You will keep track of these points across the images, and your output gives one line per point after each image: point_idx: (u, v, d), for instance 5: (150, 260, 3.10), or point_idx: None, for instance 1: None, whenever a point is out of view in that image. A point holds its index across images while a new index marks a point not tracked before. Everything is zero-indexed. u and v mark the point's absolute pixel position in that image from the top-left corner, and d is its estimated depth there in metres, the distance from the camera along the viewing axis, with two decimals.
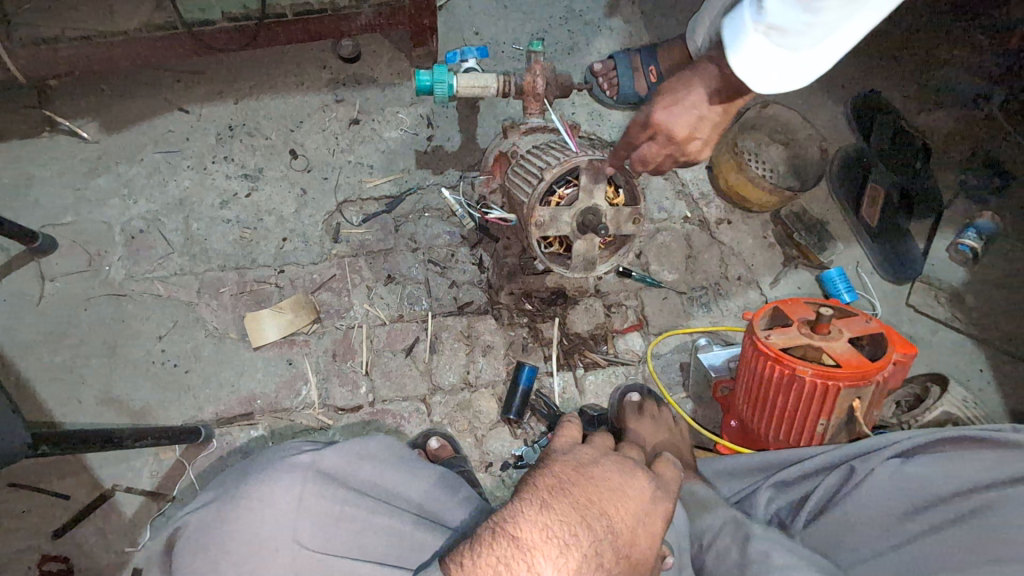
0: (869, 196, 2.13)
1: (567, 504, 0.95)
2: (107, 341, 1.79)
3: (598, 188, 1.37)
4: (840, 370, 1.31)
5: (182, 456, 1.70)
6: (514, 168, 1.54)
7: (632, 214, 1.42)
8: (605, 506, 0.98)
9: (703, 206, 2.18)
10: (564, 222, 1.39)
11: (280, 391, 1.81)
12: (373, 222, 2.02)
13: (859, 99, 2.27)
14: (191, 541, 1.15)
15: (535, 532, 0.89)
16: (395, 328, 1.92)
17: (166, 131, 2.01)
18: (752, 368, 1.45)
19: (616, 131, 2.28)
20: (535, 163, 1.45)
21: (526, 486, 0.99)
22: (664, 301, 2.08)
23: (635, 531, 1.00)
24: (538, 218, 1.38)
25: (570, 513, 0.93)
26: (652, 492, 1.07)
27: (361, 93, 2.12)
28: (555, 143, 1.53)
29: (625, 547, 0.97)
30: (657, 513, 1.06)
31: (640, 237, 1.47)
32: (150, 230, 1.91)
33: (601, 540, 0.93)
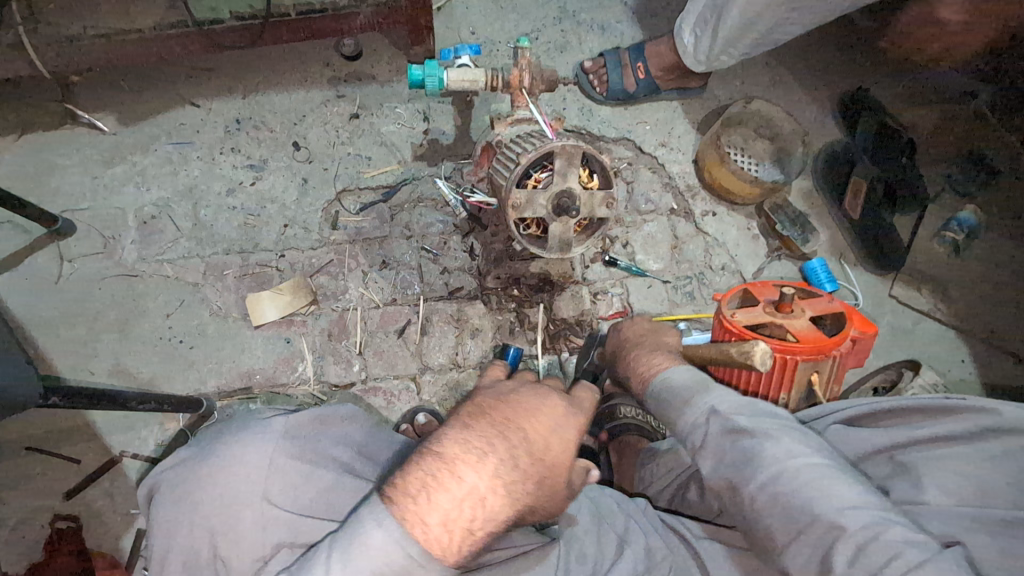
0: (852, 189, 2.19)
1: (486, 423, 1.09)
2: (119, 318, 1.91)
3: (571, 171, 1.44)
4: (799, 345, 1.37)
5: (184, 426, 1.81)
6: (497, 156, 1.63)
7: (605, 197, 1.49)
8: (521, 422, 1.11)
9: (689, 199, 2.26)
10: (540, 204, 1.46)
11: (277, 368, 1.91)
12: (370, 210, 2.13)
13: (846, 96, 2.35)
14: (171, 491, 1.25)
15: (453, 446, 1.02)
16: (389, 311, 2.02)
17: (179, 124, 2.15)
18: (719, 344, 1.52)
19: (605, 126, 2.35)
20: (515, 150, 1.54)
21: (454, 413, 1.14)
22: (649, 289, 2.16)
23: (547, 445, 1.12)
24: (514, 199, 1.46)
25: (478, 434, 1.06)
26: (565, 408, 1.19)
27: (362, 89, 2.25)
28: (535, 132, 1.61)
29: (540, 454, 1.10)
30: (568, 431, 1.18)
31: (614, 221, 1.54)
32: (162, 215, 2.04)
33: (516, 448, 1.06)
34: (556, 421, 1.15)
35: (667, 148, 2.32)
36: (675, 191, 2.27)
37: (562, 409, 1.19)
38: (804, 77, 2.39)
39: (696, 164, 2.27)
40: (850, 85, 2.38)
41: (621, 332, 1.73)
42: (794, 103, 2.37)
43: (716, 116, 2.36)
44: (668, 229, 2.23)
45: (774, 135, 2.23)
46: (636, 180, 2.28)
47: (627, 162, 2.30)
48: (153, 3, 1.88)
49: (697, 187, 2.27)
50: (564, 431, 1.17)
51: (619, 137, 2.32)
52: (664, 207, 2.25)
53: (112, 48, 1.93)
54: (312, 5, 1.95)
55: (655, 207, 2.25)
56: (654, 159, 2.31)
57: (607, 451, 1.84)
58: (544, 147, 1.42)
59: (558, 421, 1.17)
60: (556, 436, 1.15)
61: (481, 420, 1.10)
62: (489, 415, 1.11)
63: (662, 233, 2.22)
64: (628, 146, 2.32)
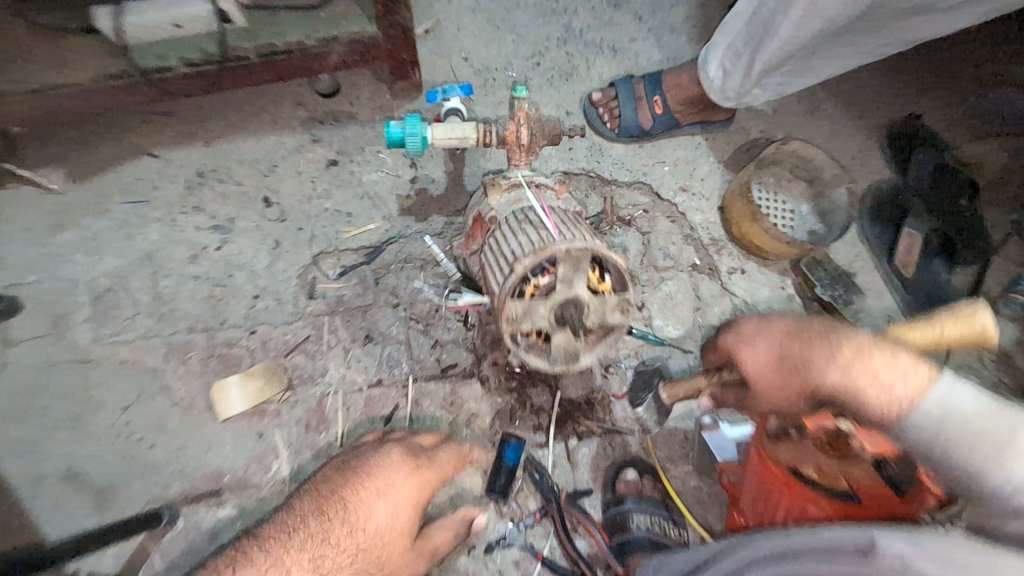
0: (906, 243, 1.92)
1: (307, 509, 1.28)
2: (71, 411, 1.70)
3: (578, 277, 1.19)
4: (863, 505, 1.23)
5: (146, 539, 1.62)
6: (490, 245, 1.37)
7: (619, 302, 1.24)
8: (343, 491, 1.32)
9: (714, 253, 1.98)
10: (540, 315, 1.22)
11: (249, 467, 1.70)
12: (351, 275, 1.89)
13: (894, 130, 2.07)
14: None
15: (257, 554, 1.16)
16: (374, 394, 1.80)
17: (135, 179, 1.90)
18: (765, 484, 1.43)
19: (617, 166, 2.05)
20: (509, 244, 1.27)
21: (296, 499, 1.34)
22: (667, 360, 1.91)
23: (412, 472, 1.41)
24: (511, 313, 1.20)
25: (316, 524, 1.24)
26: (401, 471, 1.39)
27: (340, 131, 1.99)
28: (532, 213, 1.33)
29: (359, 527, 1.26)
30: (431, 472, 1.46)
31: (630, 326, 1.29)
32: (117, 288, 1.81)
33: (330, 529, 1.24)
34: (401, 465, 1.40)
35: (689, 194, 2.03)
36: (698, 243, 2.00)
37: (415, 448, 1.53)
38: (843, 105, 2.11)
39: (721, 212, 1.99)
40: (896, 116, 2.10)
41: (751, 336, 1.37)
42: (832, 134, 2.09)
43: (744, 153, 2.06)
44: (689, 289, 1.97)
45: (813, 179, 1.96)
46: (652, 230, 2.02)
47: (641, 210, 2.03)
48: (91, 57, 1.65)
49: (723, 240, 1.99)
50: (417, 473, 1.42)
51: (633, 180, 2.04)
52: (685, 263, 1.99)
53: (38, 104, 1.64)
54: (276, 45, 1.67)
55: (675, 263, 1.99)
56: (673, 206, 2.03)
57: (616, 564, 1.65)
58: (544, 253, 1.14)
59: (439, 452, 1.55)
60: (392, 492, 1.34)
61: (333, 491, 1.30)
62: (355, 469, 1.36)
63: (682, 294, 1.97)
64: (643, 191, 2.03)
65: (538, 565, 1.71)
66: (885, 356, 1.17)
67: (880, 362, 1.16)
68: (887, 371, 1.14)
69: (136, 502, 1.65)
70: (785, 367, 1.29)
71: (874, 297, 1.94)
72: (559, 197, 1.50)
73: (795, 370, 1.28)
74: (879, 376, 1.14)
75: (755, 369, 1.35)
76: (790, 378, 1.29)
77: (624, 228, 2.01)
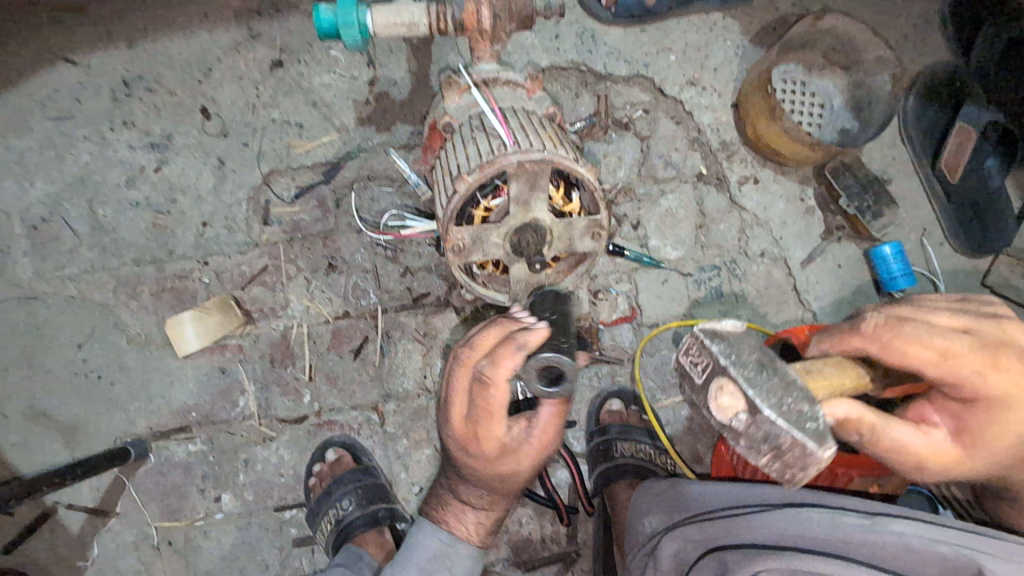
0: (948, 165, 1.64)
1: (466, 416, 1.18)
2: (24, 350, 1.62)
3: (537, 199, 1.08)
4: None
5: (120, 473, 1.61)
6: (440, 158, 1.23)
7: (589, 227, 1.14)
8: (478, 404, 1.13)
9: (723, 159, 1.71)
10: (493, 241, 1.12)
11: (215, 403, 1.64)
12: (308, 197, 1.67)
13: None
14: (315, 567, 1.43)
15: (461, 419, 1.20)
16: (341, 327, 1.66)
17: (53, 91, 1.64)
18: (961, 358, 0.83)
19: (615, 58, 1.70)
20: (455, 159, 1.14)
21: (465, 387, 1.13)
22: (665, 284, 1.69)
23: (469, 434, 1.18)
24: (522, 333, 1.05)
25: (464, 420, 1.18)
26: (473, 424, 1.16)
27: (283, 24, 1.67)
28: (486, 122, 1.17)
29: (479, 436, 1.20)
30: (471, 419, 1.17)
31: (603, 252, 1.20)
32: (53, 218, 1.64)
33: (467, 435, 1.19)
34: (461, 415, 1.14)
35: (697, 88, 1.71)
36: (706, 148, 1.71)
37: (467, 407, 1.16)
38: None
39: (736, 113, 1.69)
40: None
41: (920, 334, 0.84)
42: (880, 11, 1.71)
43: (770, 35, 1.71)
44: (694, 202, 1.71)
45: (852, 63, 1.61)
46: (655, 134, 1.71)
47: (641, 111, 1.70)
48: None
49: (735, 144, 1.71)
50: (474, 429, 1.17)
51: (633, 73, 1.70)
52: (690, 171, 1.71)
53: None
54: None
55: (678, 173, 1.71)
56: (678, 104, 1.71)
57: (601, 493, 1.58)
58: (499, 171, 1.04)
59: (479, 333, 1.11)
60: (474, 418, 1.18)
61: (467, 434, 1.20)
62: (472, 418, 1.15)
63: (684, 209, 1.71)
64: (644, 88, 1.70)
65: (517, 496, 1.64)
66: (956, 340, 0.84)
67: (924, 349, 0.84)
68: (938, 337, 0.84)
69: (103, 439, 1.62)
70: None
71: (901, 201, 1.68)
72: (529, 98, 1.27)
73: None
74: (921, 353, 0.84)
75: (933, 349, 0.84)
76: (1015, 459, 0.89)
77: (623, 135, 1.70)
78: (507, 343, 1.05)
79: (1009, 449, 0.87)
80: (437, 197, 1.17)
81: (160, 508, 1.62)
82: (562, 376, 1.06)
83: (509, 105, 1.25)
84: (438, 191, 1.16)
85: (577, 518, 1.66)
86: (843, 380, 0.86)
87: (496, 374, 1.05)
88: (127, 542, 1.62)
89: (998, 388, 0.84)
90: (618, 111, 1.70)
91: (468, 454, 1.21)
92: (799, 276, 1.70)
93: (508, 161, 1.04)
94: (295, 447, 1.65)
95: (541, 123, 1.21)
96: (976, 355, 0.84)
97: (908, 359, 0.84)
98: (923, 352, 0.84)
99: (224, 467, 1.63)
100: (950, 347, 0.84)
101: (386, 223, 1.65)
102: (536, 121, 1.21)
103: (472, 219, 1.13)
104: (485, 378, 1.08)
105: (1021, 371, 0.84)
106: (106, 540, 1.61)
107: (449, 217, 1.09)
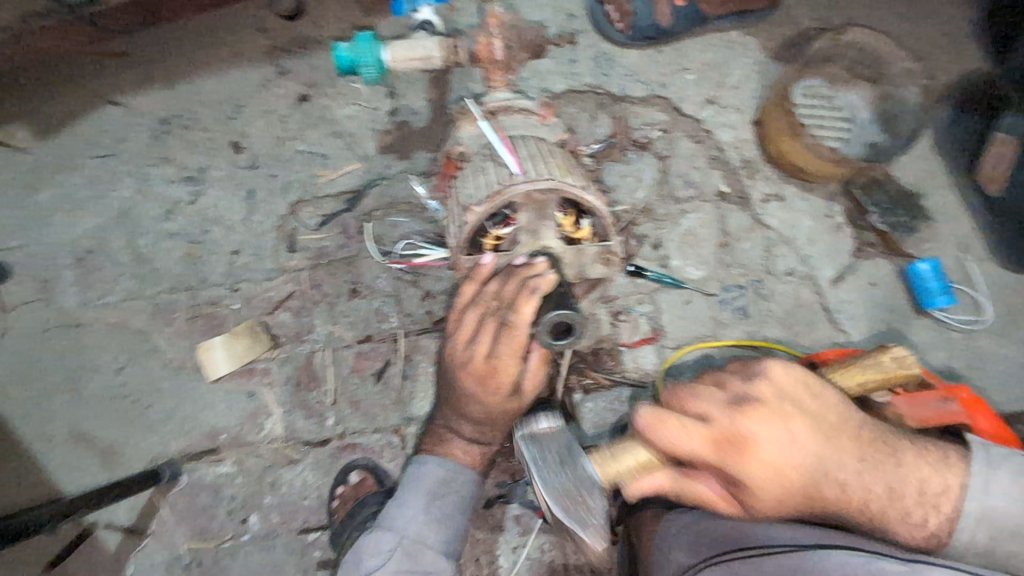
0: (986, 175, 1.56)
1: (478, 363, 1.25)
2: (69, 375, 1.71)
3: (547, 227, 1.14)
4: None
5: (154, 494, 1.67)
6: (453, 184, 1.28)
7: (601, 253, 1.18)
8: (500, 347, 1.21)
9: (745, 177, 1.68)
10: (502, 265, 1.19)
11: (243, 425, 1.68)
12: (332, 224, 1.72)
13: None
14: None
15: (478, 360, 1.25)
16: (363, 350, 1.69)
17: (99, 131, 1.75)
18: (714, 451, 1.02)
19: (631, 79, 1.70)
20: (466, 188, 1.19)
21: (492, 324, 1.20)
22: (688, 305, 1.65)
23: (487, 375, 1.25)
24: (534, 278, 1.13)
25: (480, 362, 1.25)
26: (491, 358, 1.23)
27: (309, 60, 1.75)
28: (497, 151, 1.21)
29: (489, 377, 1.25)
30: (491, 359, 1.23)
31: (616, 275, 1.23)
32: (97, 249, 1.74)
33: (479, 373, 1.26)
34: (488, 354, 1.23)
35: (716, 107, 1.69)
36: (727, 166, 1.68)
37: (493, 345, 1.22)
38: None
39: (757, 129, 1.66)
40: None
41: (669, 429, 1.04)
42: (907, 21, 1.66)
43: (790, 50, 1.68)
44: (715, 221, 1.67)
45: (878, 75, 1.57)
46: (673, 154, 1.69)
47: (660, 131, 1.69)
48: None
49: (757, 161, 1.68)
50: (493, 374, 1.24)
51: (650, 94, 1.69)
52: (711, 190, 1.68)
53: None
54: None
55: (698, 192, 1.68)
56: (697, 123, 1.69)
57: (624, 523, 1.53)
58: (507, 201, 1.10)
59: (501, 285, 1.17)
60: (495, 363, 1.23)
61: (480, 373, 1.26)
62: (491, 363, 1.23)
63: (705, 228, 1.67)
64: (661, 108, 1.69)
65: (539, 522, 1.62)
66: (702, 426, 1.03)
67: (683, 440, 1.02)
68: (686, 436, 1.02)
69: (139, 460, 1.69)
70: (832, 436, 1.03)
71: (936, 216, 1.61)
72: (541, 124, 1.29)
73: (834, 501, 1.02)
74: (683, 448, 1.02)
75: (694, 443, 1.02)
76: (798, 494, 1.01)
77: (640, 155, 1.68)
78: (522, 290, 1.13)
79: (800, 493, 1.01)
80: (449, 224, 1.25)
81: (190, 529, 1.67)
82: (575, 328, 1.06)
83: (521, 130, 1.27)
84: (450, 219, 1.23)
85: (600, 547, 1.62)
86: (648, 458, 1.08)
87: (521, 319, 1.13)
88: (159, 562, 1.66)
89: (742, 435, 1.01)
90: (636, 132, 1.69)
91: (485, 390, 1.26)
92: (829, 295, 1.64)
93: (516, 190, 1.11)
94: (319, 470, 1.67)
95: (553, 149, 1.24)
96: (723, 454, 1.01)
97: (679, 450, 1.03)
98: (678, 446, 1.03)
99: (251, 489, 1.67)
100: (705, 441, 1.02)
101: (402, 251, 1.68)
102: (549, 147, 1.24)
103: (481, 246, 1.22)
104: (510, 323, 1.15)
105: (768, 455, 1.00)
106: (139, 558, 1.67)
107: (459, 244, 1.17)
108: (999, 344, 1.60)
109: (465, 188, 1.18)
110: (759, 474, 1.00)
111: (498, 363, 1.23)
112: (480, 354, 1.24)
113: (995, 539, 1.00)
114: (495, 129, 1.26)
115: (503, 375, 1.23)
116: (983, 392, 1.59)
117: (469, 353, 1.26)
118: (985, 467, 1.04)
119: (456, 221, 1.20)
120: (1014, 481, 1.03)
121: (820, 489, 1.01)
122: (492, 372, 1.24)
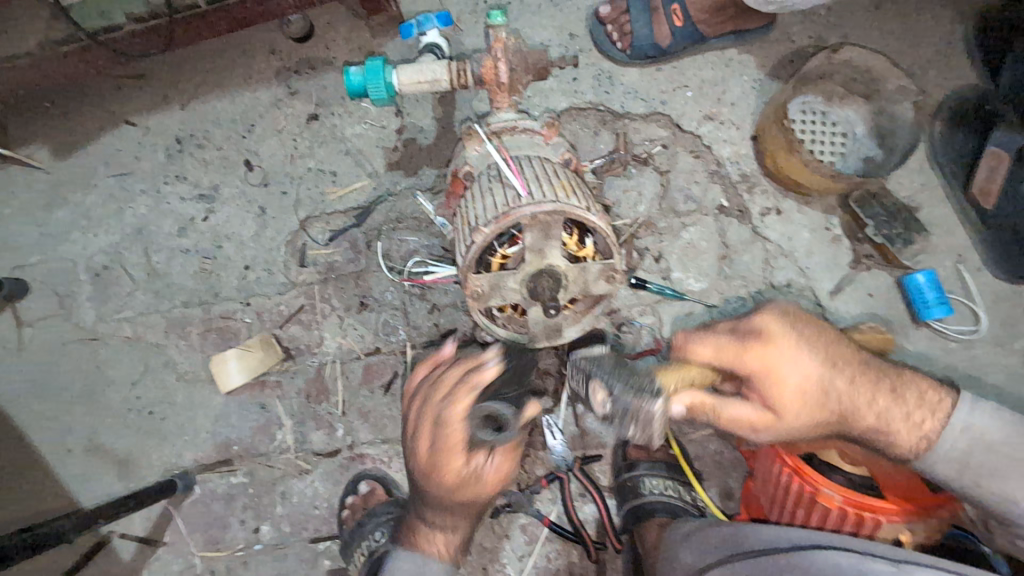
0: (979, 189, 1.60)
1: (433, 480, 1.31)
2: (87, 388, 1.75)
3: (552, 246, 1.18)
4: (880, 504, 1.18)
5: (168, 504, 1.71)
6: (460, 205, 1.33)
7: (604, 271, 1.23)
8: (449, 445, 1.24)
9: (744, 191, 1.72)
10: (510, 285, 1.22)
11: (255, 437, 1.72)
12: (341, 239, 1.76)
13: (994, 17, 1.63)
14: None
15: (429, 465, 1.29)
16: (372, 362, 1.73)
17: (116, 151, 1.81)
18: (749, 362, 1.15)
19: (632, 97, 1.75)
20: (473, 208, 1.23)
21: (440, 439, 1.25)
22: (689, 316, 1.69)
23: (441, 479, 1.29)
24: (475, 372, 1.22)
25: (435, 483, 1.31)
26: (436, 453, 1.26)
27: (319, 81, 1.80)
28: (502, 173, 1.26)
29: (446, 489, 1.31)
30: (435, 455, 1.27)
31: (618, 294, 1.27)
32: (113, 265, 1.79)
33: (432, 474, 1.30)
34: (432, 456, 1.27)
35: (715, 123, 1.74)
36: (725, 180, 1.72)
37: (436, 440, 1.26)
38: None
39: (756, 144, 1.70)
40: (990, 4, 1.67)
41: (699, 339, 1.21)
42: (901, 39, 1.71)
43: (787, 68, 1.73)
44: (716, 234, 1.71)
45: (872, 92, 1.60)
46: (673, 168, 1.73)
47: (660, 147, 1.73)
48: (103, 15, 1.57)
49: (756, 176, 1.72)
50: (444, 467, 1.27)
51: (650, 111, 1.74)
52: (711, 204, 1.72)
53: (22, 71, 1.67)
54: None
55: (699, 206, 1.72)
56: (696, 138, 1.74)
57: (629, 531, 1.57)
58: (513, 222, 1.15)
59: None
60: (440, 457, 1.26)
61: (434, 473, 1.29)
62: (437, 450, 1.26)
63: (706, 240, 1.71)
64: (661, 124, 1.74)
65: (544, 531, 1.65)
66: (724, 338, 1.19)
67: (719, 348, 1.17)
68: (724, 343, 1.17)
69: (154, 471, 1.73)
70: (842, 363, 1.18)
71: (931, 228, 1.64)
72: (545, 144, 1.33)
73: (831, 406, 1.16)
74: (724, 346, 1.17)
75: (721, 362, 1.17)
76: (817, 409, 1.16)
77: (641, 170, 1.73)
78: (463, 384, 1.22)
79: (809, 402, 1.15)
80: (457, 243, 1.28)
81: (203, 538, 1.70)
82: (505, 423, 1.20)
83: (525, 151, 1.32)
84: (458, 238, 1.27)
85: (605, 556, 1.65)
86: (698, 377, 1.18)
87: (452, 413, 1.21)
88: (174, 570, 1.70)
89: (758, 357, 1.14)
90: (637, 147, 1.73)
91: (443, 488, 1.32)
92: (828, 306, 1.68)
93: (522, 210, 1.15)
94: (329, 480, 1.71)
95: (558, 169, 1.28)
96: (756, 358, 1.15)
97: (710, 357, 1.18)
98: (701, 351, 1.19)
99: (263, 499, 1.71)
100: (729, 351, 1.17)
101: (411, 269, 1.72)
102: (552, 168, 1.29)
103: (488, 266, 1.26)
104: (447, 418, 1.22)
105: (784, 362, 1.15)
106: (155, 567, 1.71)
107: (467, 265, 1.21)
108: (995, 353, 1.64)
109: (474, 209, 1.23)
110: (788, 386, 1.14)
111: (443, 452, 1.25)
112: (428, 454, 1.28)
113: (974, 451, 1.14)
114: (499, 149, 1.31)
115: (450, 471, 1.27)
116: (979, 400, 1.62)
117: (422, 475, 1.32)
118: (967, 403, 1.18)
119: (463, 241, 1.24)
120: (983, 410, 1.17)
121: (828, 391, 1.16)
122: (445, 469, 1.27)
